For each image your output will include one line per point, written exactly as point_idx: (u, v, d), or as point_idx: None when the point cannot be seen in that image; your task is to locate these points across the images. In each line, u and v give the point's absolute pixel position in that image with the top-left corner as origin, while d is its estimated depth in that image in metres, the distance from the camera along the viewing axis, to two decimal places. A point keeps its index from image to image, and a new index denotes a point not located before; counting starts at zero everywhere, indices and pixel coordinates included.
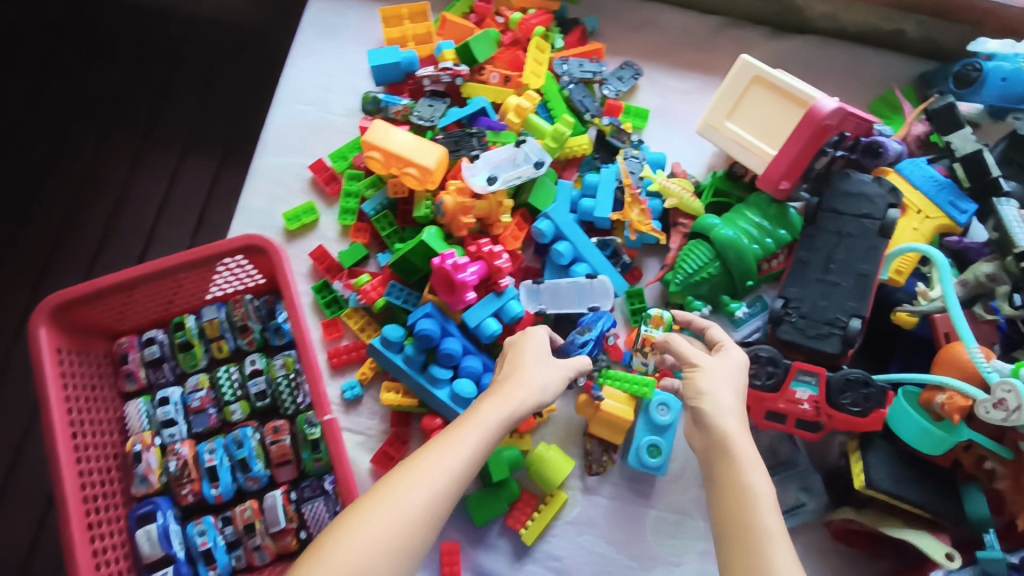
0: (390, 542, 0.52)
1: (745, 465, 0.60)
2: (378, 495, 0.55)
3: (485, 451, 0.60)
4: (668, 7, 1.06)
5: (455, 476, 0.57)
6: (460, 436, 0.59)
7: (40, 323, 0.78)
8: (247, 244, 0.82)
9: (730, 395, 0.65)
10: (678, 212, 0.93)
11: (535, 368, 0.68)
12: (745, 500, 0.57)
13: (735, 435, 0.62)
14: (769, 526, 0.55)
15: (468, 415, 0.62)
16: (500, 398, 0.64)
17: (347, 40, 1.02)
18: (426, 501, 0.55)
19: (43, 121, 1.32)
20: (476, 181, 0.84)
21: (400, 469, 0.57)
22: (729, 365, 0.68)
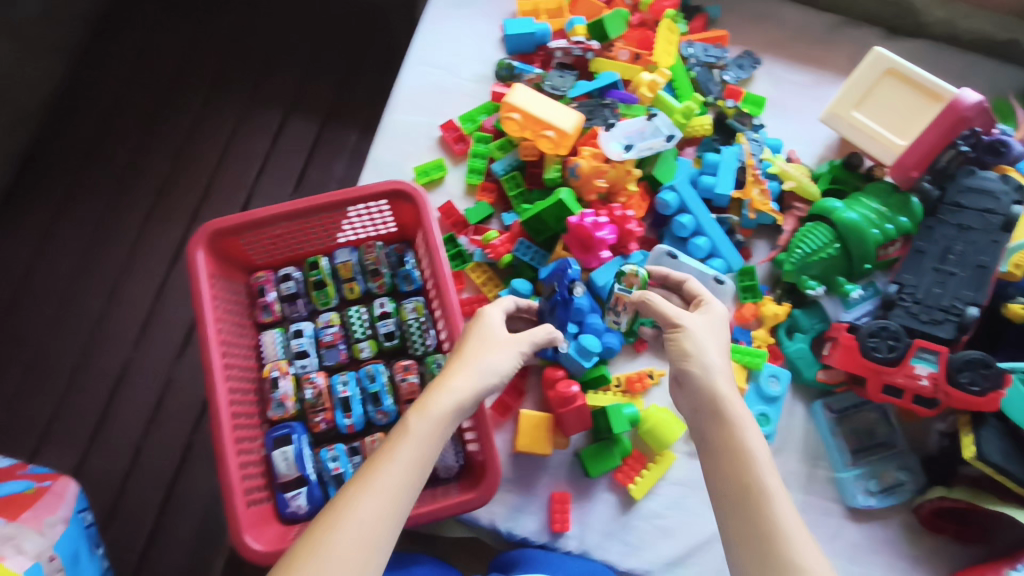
0: (370, 540, 0.52)
1: (742, 428, 0.59)
2: (350, 491, 0.55)
3: (445, 433, 0.60)
4: (786, 3, 1.10)
5: (421, 464, 0.57)
6: (423, 422, 0.59)
7: (198, 246, 0.82)
8: (395, 189, 0.86)
9: (714, 358, 0.63)
10: (793, 196, 0.96)
11: (478, 346, 0.67)
12: (739, 460, 0.57)
13: (730, 397, 0.60)
14: (774, 487, 0.55)
15: (426, 398, 0.62)
16: (457, 377, 0.63)
17: (479, 8, 1.06)
18: (402, 494, 0.55)
19: (161, 74, 1.40)
20: (612, 148, 0.89)
21: (366, 467, 0.57)
22: (703, 326, 0.66)
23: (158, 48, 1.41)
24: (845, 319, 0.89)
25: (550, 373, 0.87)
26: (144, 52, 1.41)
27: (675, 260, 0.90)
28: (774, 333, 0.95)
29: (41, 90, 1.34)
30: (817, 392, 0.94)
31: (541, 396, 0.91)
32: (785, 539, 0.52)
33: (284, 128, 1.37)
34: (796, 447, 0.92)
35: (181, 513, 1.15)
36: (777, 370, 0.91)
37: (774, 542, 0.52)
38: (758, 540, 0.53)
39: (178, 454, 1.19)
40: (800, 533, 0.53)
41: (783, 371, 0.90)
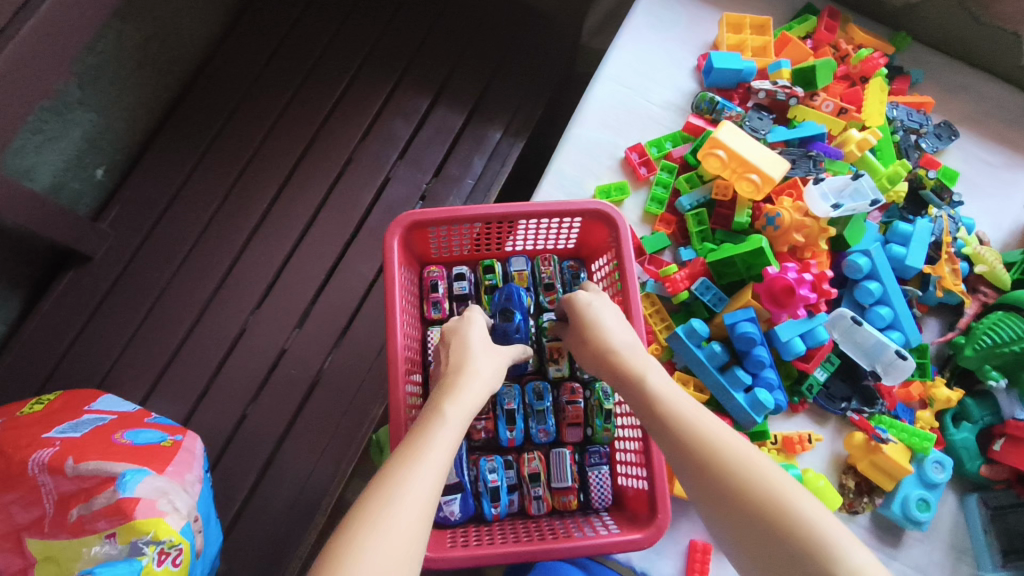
0: (426, 504, 0.53)
1: (647, 377, 0.63)
2: (400, 463, 0.56)
3: (469, 418, 0.63)
4: (989, 77, 1.06)
5: (452, 442, 0.60)
6: (449, 406, 0.63)
7: (395, 234, 0.81)
8: (596, 211, 0.84)
9: (613, 332, 0.69)
10: (980, 278, 0.93)
11: (479, 350, 0.72)
12: (647, 405, 0.60)
13: (625, 358, 0.66)
14: (677, 401, 0.59)
15: (451, 391, 0.66)
16: (468, 374, 0.68)
17: (676, 35, 1.04)
18: (442, 463, 0.57)
19: (315, 38, 1.38)
20: (818, 205, 0.86)
21: (406, 447, 0.58)
22: (601, 310, 0.72)
23: (315, 10, 1.40)
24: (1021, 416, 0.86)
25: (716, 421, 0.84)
26: (302, 12, 1.40)
27: (857, 327, 0.87)
28: (938, 417, 0.92)
29: (201, 37, 1.33)
30: (971, 485, 0.91)
31: None
32: (708, 439, 0.54)
33: (430, 114, 1.36)
34: (942, 538, 0.88)
35: (280, 482, 1.14)
36: (941, 456, 0.87)
37: (697, 449, 0.54)
38: (683, 458, 0.55)
39: (284, 423, 1.18)
40: (712, 431, 0.55)
41: (947, 459, 0.87)
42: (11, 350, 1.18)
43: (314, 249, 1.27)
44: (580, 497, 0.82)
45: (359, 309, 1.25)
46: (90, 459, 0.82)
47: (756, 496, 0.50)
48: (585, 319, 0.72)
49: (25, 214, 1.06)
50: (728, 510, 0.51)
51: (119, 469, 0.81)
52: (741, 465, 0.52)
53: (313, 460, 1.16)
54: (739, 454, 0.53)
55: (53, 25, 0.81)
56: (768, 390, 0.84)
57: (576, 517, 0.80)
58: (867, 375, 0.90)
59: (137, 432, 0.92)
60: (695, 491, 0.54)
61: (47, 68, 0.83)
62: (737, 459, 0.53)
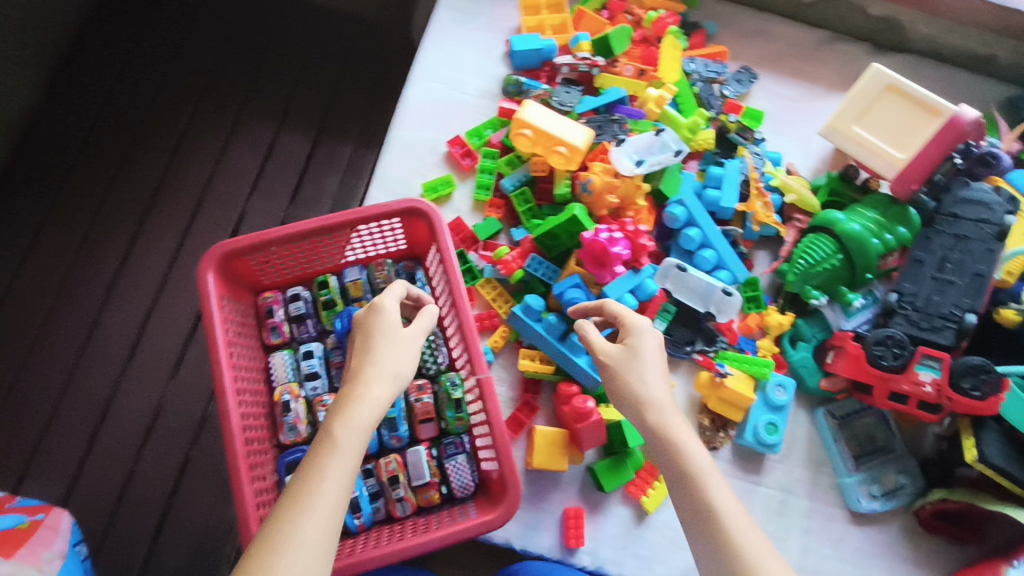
0: (318, 555, 0.50)
1: (685, 450, 0.60)
2: (290, 508, 0.52)
3: (371, 429, 0.59)
4: (779, 18, 1.13)
5: (349, 475, 0.55)
6: (342, 430, 0.57)
7: (208, 268, 0.80)
8: (409, 208, 0.85)
9: (654, 381, 0.65)
10: (793, 207, 0.98)
11: (387, 347, 0.64)
12: (690, 485, 0.58)
13: (672, 423, 0.62)
14: (715, 488, 0.57)
15: (345, 403, 0.60)
16: (367, 383, 0.61)
17: (481, 24, 1.06)
18: (335, 506, 0.53)
19: (145, 86, 1.35)
20: (624, 163, 0.89)
21: (297, 483, 0.54)
22: (650, 353, 0.68)
23: (141, 56, 1.37)
24: (847, 327, 0.92)
25: (563, 388, 0.86)
26: (128, 60, 1.36)
27: (684, 273, 0.91)
28: (778, 342, 0.97)
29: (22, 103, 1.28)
30: (818, 399, 0.96)
31: (551, 413, 0.90)
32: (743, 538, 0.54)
33: (277, 141, 1.35)
34: (801, 455, 0.94)
35: (176, 540, 1.10)
36: (783, 379, 0.92)
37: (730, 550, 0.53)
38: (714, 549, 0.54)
39: (173, 479, 1.14)
40: (748, 535, 0.54)
41: (788, 380, 0.92)
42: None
43: (177, 297, 1.23)
44: (443, 491, 0.83)
45: None
46: None
47: None
48: (632, 358, 0.67)
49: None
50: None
51: None
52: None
53: (206, 512, 1.12)
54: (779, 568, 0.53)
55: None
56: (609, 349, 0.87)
57: (441, 510, 0.82)
58: (705, 317, 0.94)
59: None
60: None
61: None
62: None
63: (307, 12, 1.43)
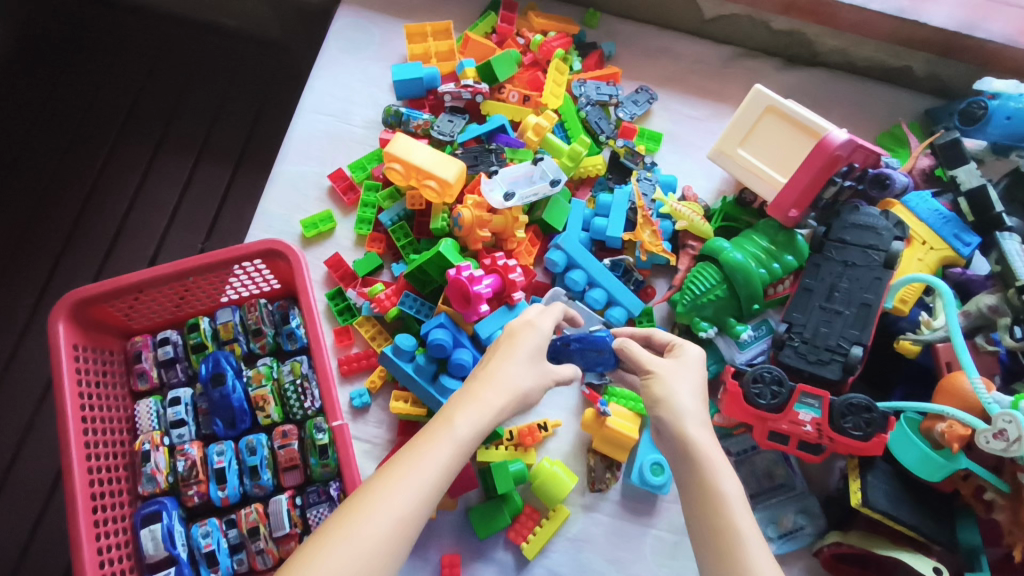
0: (388, 538, 0.50)
1: (718, 484, 0.55)
2: (388, 482, 0.53)
3: (478, 440, 0.57)
4: (683, 35, 1.09)
5: (446, 473, 0.55)
6: (461, 422, 0.57)
7: (59, 318, 0.79)
8: (267, 249, 0.83)
9: (687, 395, 0.61)
10: (687, 234, 0.94)
11: (523, 361, 0.62)
12: (711, 504, 0.54)
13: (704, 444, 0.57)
14: (750, 540, 0.52)
15: (468, 397, 0.59)
16: (491, 388, 0.60)
17: (369, 55, 1.04)
18: (420, 498, 0.53)
19: (63, 123, 1.35)
20: (494, 197, 0.86)
21: (404, 455, 0.55)
22: (689, 371, 0.63)
23: (61, 92, 1.37)
24: (739, 360, 0.87)
25: None
26: (46, 97, 1.36)
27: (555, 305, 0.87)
28: None
29: None
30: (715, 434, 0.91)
31: None
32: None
33: (195, 173, 1.34)
34: None
35: None
36: None
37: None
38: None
39: None
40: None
41: None
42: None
43: None
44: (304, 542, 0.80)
45: None
46: None
47: None
48: (684, 374, 0.63)
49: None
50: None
51: None
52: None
53: None
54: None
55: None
56: None
57: None
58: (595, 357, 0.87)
59: None
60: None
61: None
62: None
63: (228, 41, 1.42)
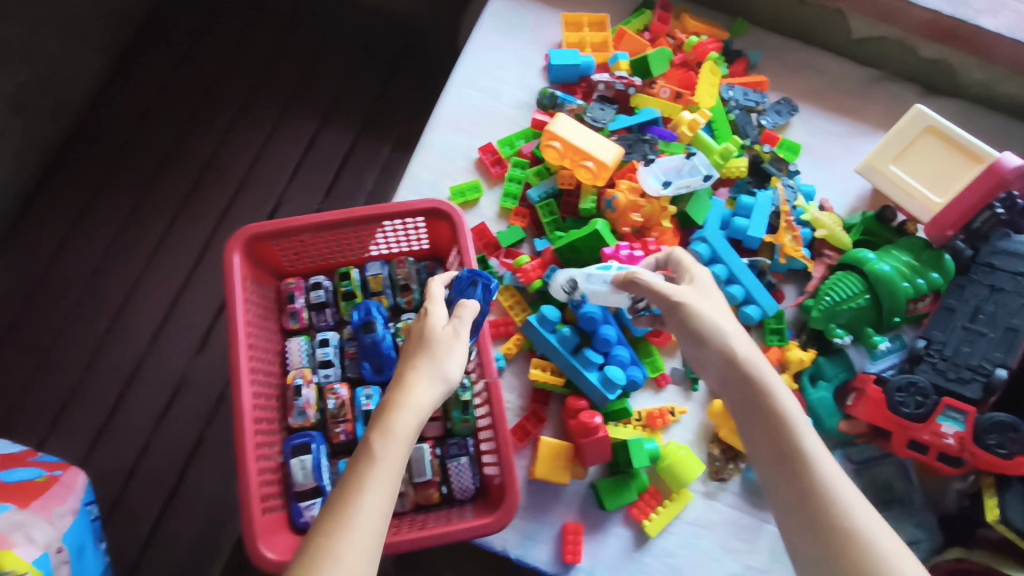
0: (368, 540, 0.49)
1: (790, 420, 0.58)
2: (331, 525, 0.49)
3: (409, 447, 0.54)
4: (826, 53, 1.11)
5: (390, 493, 0.52)
6: (382, 441, 0.53)
7: (235, 249, 0.83)
8: (433, 208, 0.86)
9: (738, 333, 0.64)
10: (824, 243, 0.97)
11: (436, 344, 0.60)
12: (778, 425, 0.58)
13: (753, 361, 0.62)
14: (816, 450, 0.56)
15: (382, 415, 0.55)
16: (411, 387, 0.56)
17: (523, 39, 1.08)
18: (383, 494, 0.51)
19: (200, 75, 1.41)
20: (650, 182, 0.90)
21: (339, 495, 0.51)
22: (726, 310, 0.67)
23: (201, 46, 1.43)
24: (871, 370, 0.88)
25: (572, 402, 0.86)
26: (186, 49, 1.43)
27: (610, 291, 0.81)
28: (797, 378, 0.94)
29: (84, 82, 1.36)
30: (838, 441, 0.93)
31: (559, 424, 0.90)
32: (865, 526, 0.51)
33: (319, 136, 1.39)
34: None
35: (184, 512, 1.15)
36: None
37: (857, 538, 0.51)
38: (819, 537, 0.52)
39: (187, 453, 1.19)
40: (848, 486, 0.54)
41: None
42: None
43: (210, 276, 1.28)
44: (442, 491, 0.83)
45: None
46: None
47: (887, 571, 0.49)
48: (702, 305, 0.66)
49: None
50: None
51: None
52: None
53: (217, 485, 1.17)
54: (913, 569, 0.49)
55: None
56: (621, 366, 0.87)
57: (439, 510, 0.82)
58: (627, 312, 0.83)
59: (13, 471, 0.95)
60: (805, 562, 0.52)
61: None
62: (869, 520, 0.52)
63: (362, 13, 1.47)
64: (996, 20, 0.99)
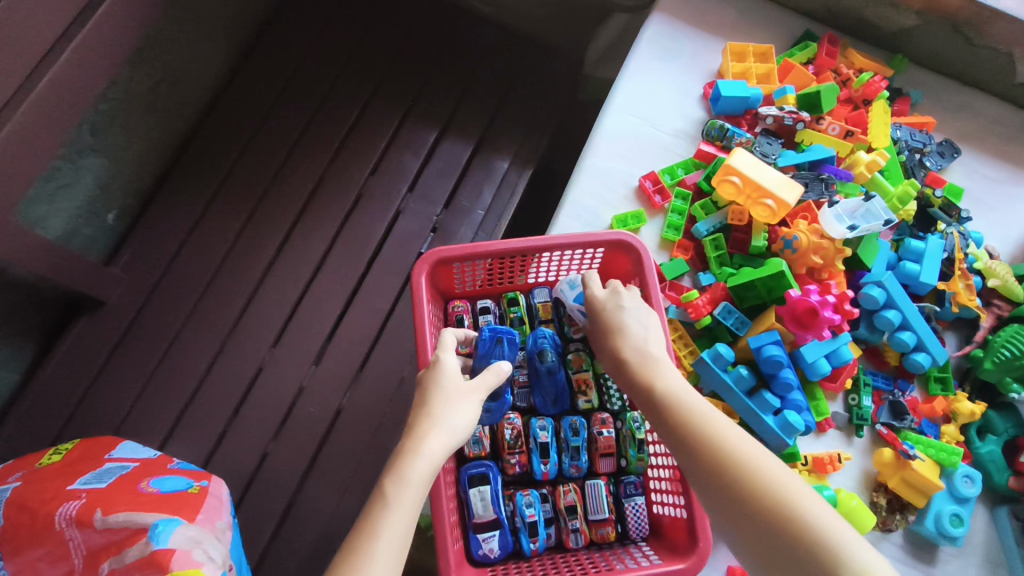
0: (396, 550, 0.57)
1: (675, 395, 0.65)
2: (360, 543, 0.56)
3: (426, 483, 0.62)
4: (984, 95, 1.09)
5: (411, 518, 0.59)
6: (404, 472, 0.62)
7: (422, 271, 0.82)
8: (617, 242, 0.85)
9: (621, 332, 0.73)
10: (993, 292, 0.96)
11: (448, 398, 0.70)
12: (667, 404, 0.64)
13: (640, 360, 0.69)
14: (700, 414, 0.62)
15: (400, 458, 0.63)
16: (428, 431, 0.66)
17: (682, 66, 1.07)
18: (408, 517, 0.59)
19: (319, 79, 1.39)
20: (835, 227, 0.88)
21: (364, 517, 0.59)
22: (629, 315, 0.74)
23: (320, 50, 1.41)
24: None
25: None
26: (306, 53, 1.41)
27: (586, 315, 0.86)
28: (963, 431, 0.92)
29: (207, 84, 1.34)
30: (1002, 497, 0.91)
31: None
32: (759, 465, 0.56)
33: (437, 147, 1.37)
34: (977, 552, 0.88)
35: (302, 527, 1.13)
36: (970, 470, 0.88)
37: (741, 478, 0.55)
38: (715, 488, 0.57)
39: (303, 465, 1.17)
40: (735, 440, 0.59)
41: (976, 472, 0.87)
42: (12, 412, 1.16)
43: (329, 285, 1.27)
44: (617, 529, 0.81)
45: (374, 344, 1.25)
46: (118, 511, 0.82)
47: (777, 506, 0.53)
48: (600, 321, 0.75)
49: (26, 259, 1.03)
50: (768, 544, 0.52)
51: (150, 519, 0.81)
52: (809, 515, 0.52)
53: (334, 499, 1.15)
54: (789, 494, 0.53)
55: (60, 82, 0.92)
56: (797, 412, 0.85)
57: (615, 548, 0.80)
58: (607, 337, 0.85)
59: (162, 480, 0.93)
60: (729, 529, 0.55)
61: (41, 127, 0.93)
62: (754, 463, 0.56)
63: (481, 24, 1.45)
64: None
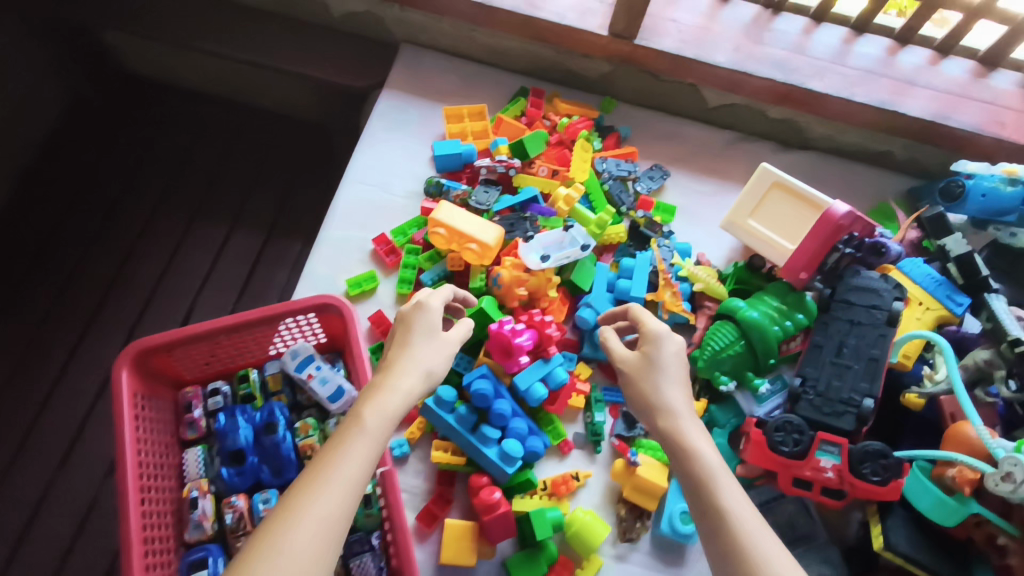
0: (338, 514, 0.54)
1: (718, 480, 0.63)
2: (314, 471, 0.56)
3: (392, 425, 0.62)
4: (689, 122, 1.21)
5: (371, 458, 0.59)
6: (370, 414, 0.62)
7: (123, 365, 0.83)
8: (321, 304, 0.89)
9: (674, 391, 0.72)
10: (704, 295, 1.03)
11: (421, 343, 0.71)
12: (703, 475, 0.63)
13: (687, 424, 0.68)
14: (734, 497, 0.61)
15: (372, 396, 0.64)
16: (398, 374, 0.67)
17: (411, 133, 1.15)
18: (361, 477, 0.57)
19: (104, 194, 1.42)
20: (530, 258, 0.94)
21: (323, 452, 0.58)
22: (672, 364, 0.74)
23: (105, 166, 1.45)
24: (758, 413, 0.93)
25: (473, 480, 0.87)
26: (90, 170, 1.44)
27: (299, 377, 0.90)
28: None
29: None
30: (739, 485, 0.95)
31: (466, 504, 0.90)
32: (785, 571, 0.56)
33: (229, 241, 1.40)
34: None
35: None
36: None
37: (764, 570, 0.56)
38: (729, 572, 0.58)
39: None
40: (761, 531, 0.59)
41: None
42: None
43: None
44: None
45: None
46: None
47: None
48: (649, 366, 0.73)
49: None
50: None
51: None
52: None
53: None
54: None
55: None
56: (519, 439, 0.89)
57: None
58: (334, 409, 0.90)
59: None
60: None
61: None
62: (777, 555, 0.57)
63: (264, 117, 1.52)
64: (825, 81, 1.09)
